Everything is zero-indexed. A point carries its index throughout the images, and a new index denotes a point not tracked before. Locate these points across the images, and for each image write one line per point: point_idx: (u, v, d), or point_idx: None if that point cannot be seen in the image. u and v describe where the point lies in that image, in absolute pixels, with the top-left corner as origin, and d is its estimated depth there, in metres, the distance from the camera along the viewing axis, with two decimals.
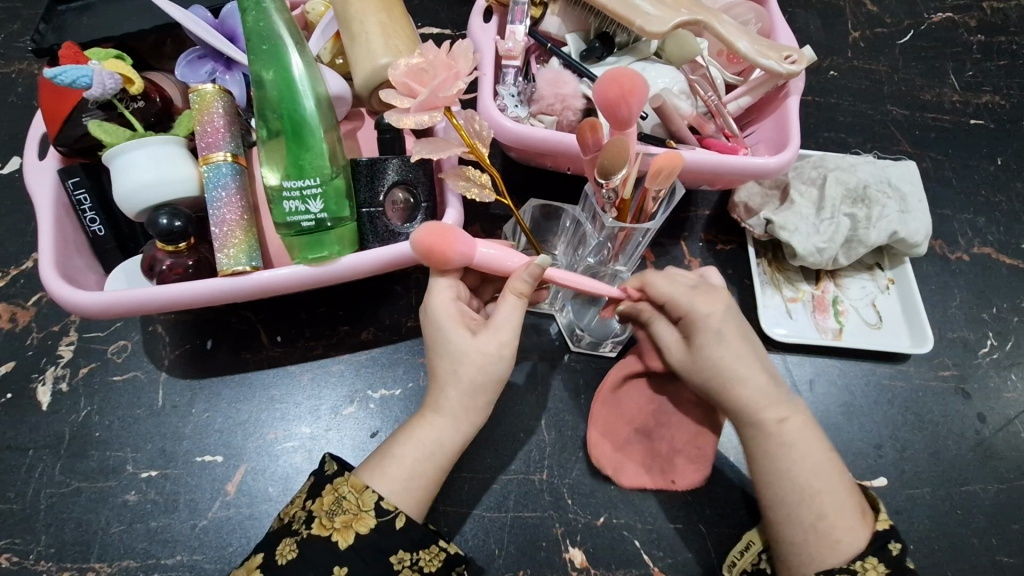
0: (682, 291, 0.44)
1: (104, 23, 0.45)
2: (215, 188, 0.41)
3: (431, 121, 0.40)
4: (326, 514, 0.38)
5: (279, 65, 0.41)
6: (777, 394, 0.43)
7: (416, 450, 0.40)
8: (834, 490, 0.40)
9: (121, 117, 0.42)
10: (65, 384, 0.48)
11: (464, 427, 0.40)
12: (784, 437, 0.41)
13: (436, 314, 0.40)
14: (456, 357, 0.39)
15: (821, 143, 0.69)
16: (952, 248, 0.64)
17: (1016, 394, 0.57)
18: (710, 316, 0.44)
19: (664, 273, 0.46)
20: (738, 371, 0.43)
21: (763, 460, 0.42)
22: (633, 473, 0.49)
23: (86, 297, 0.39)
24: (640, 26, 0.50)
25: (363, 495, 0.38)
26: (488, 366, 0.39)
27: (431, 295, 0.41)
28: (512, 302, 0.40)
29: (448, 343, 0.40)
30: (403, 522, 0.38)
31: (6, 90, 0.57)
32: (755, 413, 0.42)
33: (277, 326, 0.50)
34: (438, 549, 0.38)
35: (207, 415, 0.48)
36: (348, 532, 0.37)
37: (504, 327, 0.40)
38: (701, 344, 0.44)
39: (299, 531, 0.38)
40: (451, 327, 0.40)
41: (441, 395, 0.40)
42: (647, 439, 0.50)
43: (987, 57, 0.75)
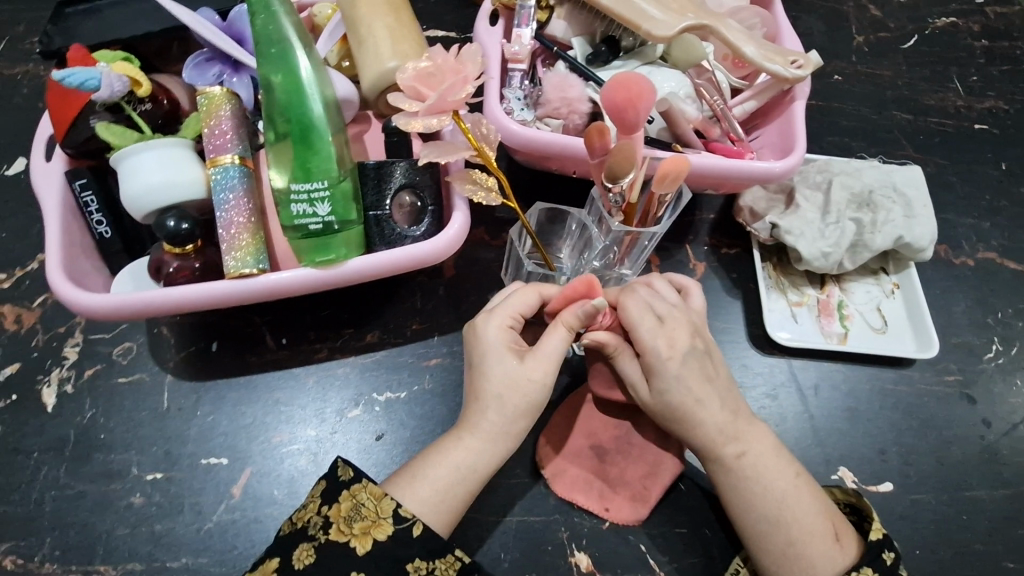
0: (647, 327, 0.43)
1: (112, 24, 0.45)
2: (222, 191, 0.41)
3: (439, 124, 0.39)
4: (344, 520, 0.38)
5: (288, 68, 0.41)
6: (736, 426, 0.43)
7: (450, 474, 0.40)
8: (806, 516, 0.41)
9: (129, 119, 0.42)
10: (70, 385, 0.48)
11: (496, 451, 0.41)
12: (742, 471, 0.42)
13: (485, 341, 0.41)
14: (504, 382, 0.40)
15: (825, 147, 0.69)
16: (956, 253, 0.64)
17: (1020, 400, 0.57)
18: (670, 359, 0.43)
19: (643, 296, 0.44)
20: (692, 412, 0.43)
21: (729, 491, 0.43)
22: (569, 486, 0.49)
23: (93, 300, 0.39)
24: (648, 31, 0.51)
25: (382, 502, 0.38)
26: (530, 393, 0.40)
27: (484, 321, 0.42)
28: (560, 334, 0.41)
29: (494, 369, 0.40)
30: (420, 531, 0.38)
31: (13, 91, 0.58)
32: (712, 449, 0.43)
33: (283, 328, 0.50)
34: (453, 558, 0.38)
35: (212, 417, 0.48)
36: (366, 538, 0.37)
37: (549, 356, 0.41)
38: (660, 385, 0.43)
39: (316, 537, 0.37)
40: (497, 353, 0.41)
41: (480, 415, 0.40)
42: (600, 462, 0.49)
43: (990, 63, 0.76)
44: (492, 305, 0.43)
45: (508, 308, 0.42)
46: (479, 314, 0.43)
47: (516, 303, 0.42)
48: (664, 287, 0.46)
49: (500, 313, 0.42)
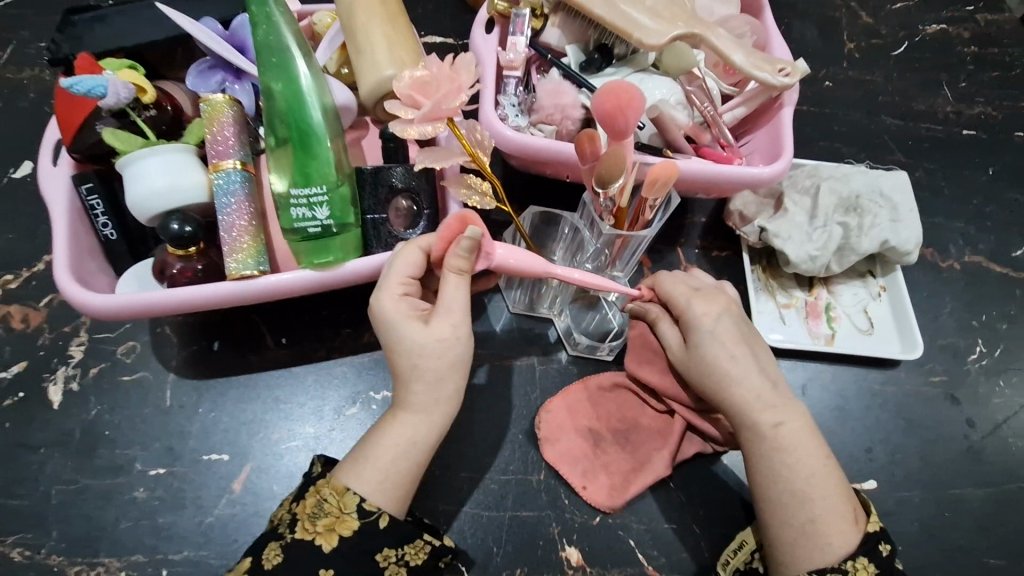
0: (682, 291, 0.47)
1: (116, 32, 0.46)
2: (225, 196, 0.42)
3: (434, 132, 0.40)
4: (309, 518, 0.39)
5: (288, 76, 0.42)
6: (769, 398, 0.44)
7: (393, 454, 0.40)
8: (827, 496, 0.42)
9: (134, 124, 0.43)
10: (76, 383, 0.49)
11: (435, 419, 0.41)
12: (778, 441, 0.43)
13: (385, 316, 0.40)
14: (414, 353, 0.40)
15: (816, 151, 0.71)
16: (944, 256, 0.65)
17: (1003, 401, 0.58)
18: (706, 315, 0.46)
19: (675, 275, 0.49)
20: (725, 372, 0.45)
21: (758, 462, 0.44)
22: (560, 452, 0.50)
23: (97, 300, 0.40)
24: (639, 39, 0.52)
25: (345, 498, 0.39)
26: (446, 353, 0.40)
27: (377, 298, 0.41)
28: (455, 283, 0.40)
29: (403, 340, 0.40)
30: (386, 523, 0.39)
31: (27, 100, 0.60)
32: (750, 416, 0.44)
33: (282, 327, 0.52)
34: (422, 542, 0.40)
35: (213, 414, 0.49)
36: (332, 536, 0.38)
37: (453, 309, 0.40)
38: (694, 338, 0.46)
39: (284, 535, 0.39)
40: (402, 323, 0.40)
41: (408, 391, 0.41)
42: (593, 445, 0.51)
43: (980, 69, 0.77)
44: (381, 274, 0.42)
45: (398, 273, 0.41)
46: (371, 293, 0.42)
47: (405, 265, 0.41)
48: (703, 275, 0.51)
49: (389, 285, 0.41)
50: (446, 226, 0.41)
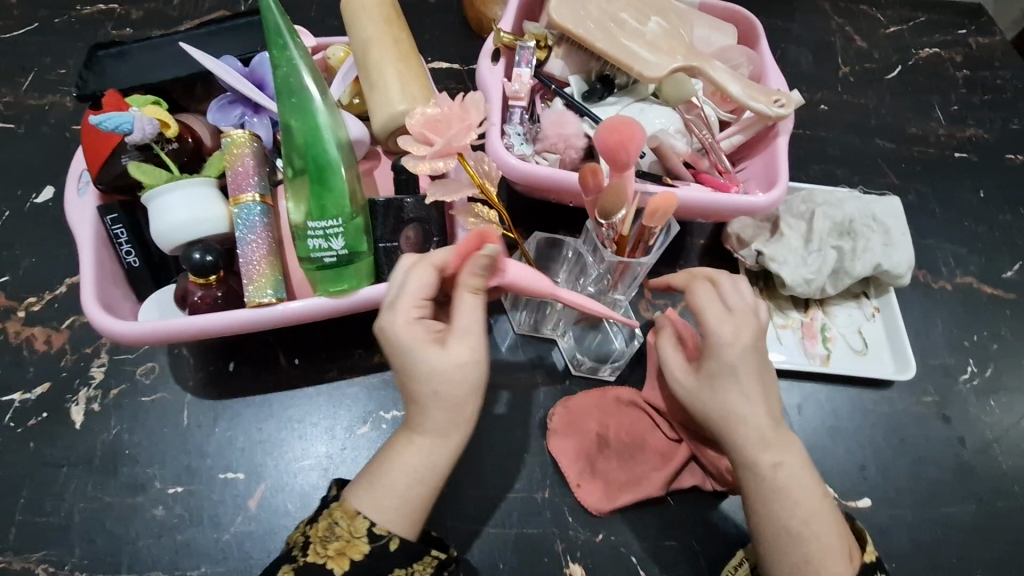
0: (715, 313, 0.47)
1: (141, 70, 0.49)
2: (244, 227, 0.44)
3: (445, 167, 0.42)
4: (320, 541, 0.41)
5: (306, 114, 0.44)
6: (772, 438, 0.45)
7: (410, 478, 0.41)
8: (823, 537, 0.42)
9: (157, 157, 0.45)
10: (98, 403, 0.51)
11: (449, 442, 0.42)
12: (776, 482, 0.44)
13: (400, 340, 0.41)
14: (432, 374, 0.41)
15: (812, 174, 0.73)
16: (936, 277, 0.67)
17: (993, 420, 0.60)
18: (732, 346, 0.46)
19: (710, 291, 0.48)
20: (734, 409, 0.46)
21: (757, 500, 0.45)
22: (566, 447, 0.53)
23: (122, 327, 0.42)
24: (639, 72, 0.54)
25: (355, 522, 0.41)
26: (465, 375, 0.41)
27: (392, 320, 0.41)
28: (471, 302, 0.42)
29: (420, 364, 0.41)
30: (396, 545, 0.41)
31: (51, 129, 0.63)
32: (751, 456, 0.45)
33: (296, 347, 0.54)
34: (431, 558, 0.42)
35: (229, 433, 0.51)
36: (343, 560, 0.40)
37: (470, 330, 0.42)
38: (708, 369, 0.47)
39: (296, 559, 0.40)
40: (419, 347, 0.41)
41: (423, 415, 0.42)
42: (596, 450, 0.53)
43: (972, 92, 0.79)
44: (395, 295, 0.42)
45: (413, 296, 0.42)
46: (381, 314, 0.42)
47: (421, 287, 0.42)
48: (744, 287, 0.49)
49: (402, 307, 0.42)
50: (463, 244, 0.42)
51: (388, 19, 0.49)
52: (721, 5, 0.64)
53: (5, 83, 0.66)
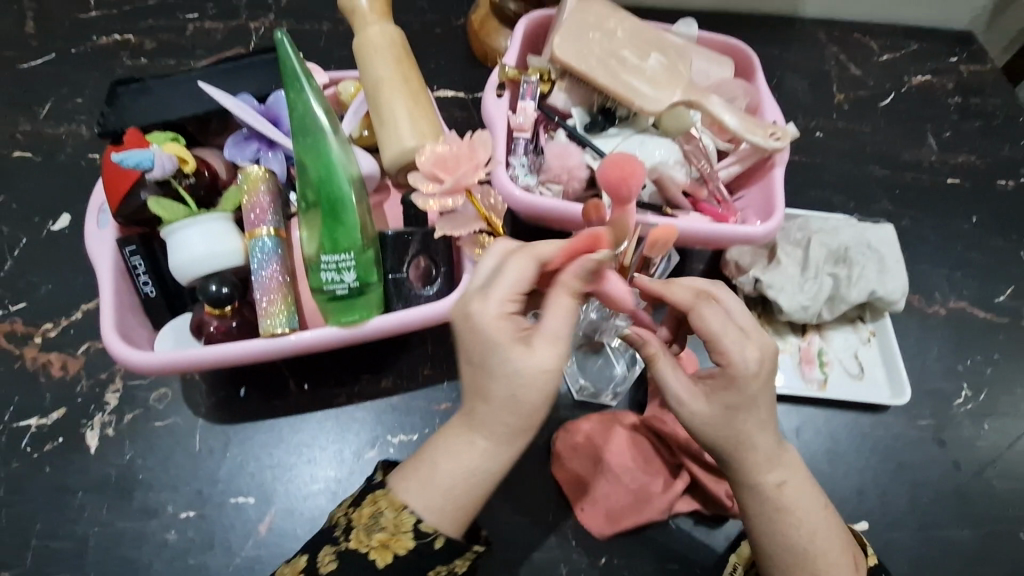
0: (730, 335, 0.42)
1: (158, 105, 0.50)
2: (260, 260, 0.46)
3: (454, 204, 0.44)
4: (365, 529, 0.41)
5: (321, 152, 0.46)
6: (777, 456, 0.44)
7: (460, 483, 0.40)
8: (828, 552, 0.43)
9: (175, 192, 0.47)
10: (112, 429, 0.52)
11: (507, 452, 0.41)
12: (782, 502, 0.44)
13: (485, 333, 0.39)
14: (512, 374, 0.39)
15: (808, 200, 0.75)
16: (930, 302, 0.68)
17: (988, 444, 0.61)
18: (753, 373, 0.42)
19: (720, 309, 0.44)
20: (747, 436, 0.43)
21: (763, 520, 0.44)
22: (570, 471, 0.54)
23: (140, 357, 0.43)
24: (640, 106, 0.57)
25: (401, 515, 0.40)
26: (545, 384, 0.39)
27: (480, 312, 0.40)
28: (567, 309, 0.39)
29: (502, 363, 0.39)
30: (440, 544, 0.41)
31: (71, 160, 0.65)
32: (755, 476, 0.44)
33: (305, 373, 0.55)
34: (472, 554, 0.42)
35: (240, 459, 0.52)
36: (386, 552, 0.40)
37: (559, 336, 0.39)
38: (725, 399, 0.42)
39: (339, 543, 0.41)
40: (505, 346, 0.39)
41: (485, 417, 0.40)
42: (600, 474, 0.54)
43: (964, 119, 0.81)
44: (489, 283, 0.41)
45: (506, 293, 0.40)
46: (471, 299, 0.40)
47: (517, 283, 0.40)
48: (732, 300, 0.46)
49: (494, 297, 0.40)
50: (575, 243, 0.40)
51: (399, 58, 0.51)
52: (718, 39, 0.66)
53: (23, 112, 0.68)
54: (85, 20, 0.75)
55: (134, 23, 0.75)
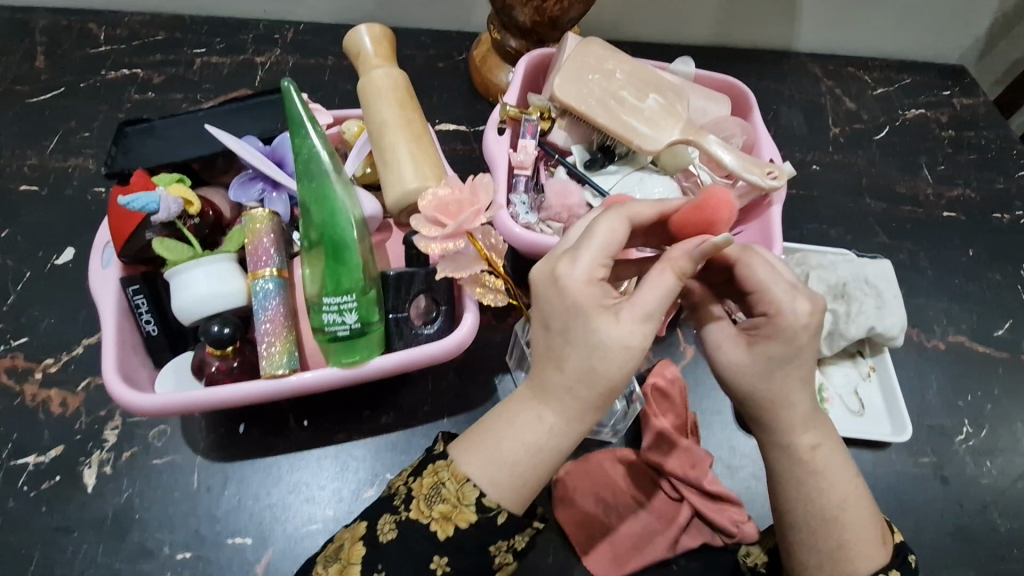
0: (779, 288, 0.42)
1: (166, 147, 0.51)
2: (262, 301, 0.46)
3: (455, 247, 0.45)
4: (425, 500, 0.40)
5: (325, 194, 0.46)
6: (812, 418, 0.44)
7: (526, 456, 0.39)
8: (856, 522, 0.43)
9: (179, 232, 0.47)
10: (110, 467, 0.52)
11: (577, 429, 0.40)
12: (813, 465, 0.43)
13: (574, 292, 0.39)
14: (598, 346, 0.38)
15: (805, 233, 0.75)
16: (928, 336, 0.69)
17: (991, 481, 0.61)
18: (802, 328, 0.41)
19: (769, 265, 0.43)
20: (782, 394, 0.42)
21: (792, 486, 0.43)
22: (571, 512, 0.54)
23: (141, 399, 0.43)
24: (639, 146, 0.57)
25: (464, 487, 0.39)
26: (627, 357, 0.38)
27: (570, 272, 0.39)
28: (664, 276, 0.39)
29: (589, 329, 0.38)
30: (504, 519, 0.40)
31: (77, 194, 0.66)
32: (789, 438, 0.43)
33: (305, 410, 0.55)
34: (531, 530, 0.41)
35: (238, 497, 0.52)
36: (447, 524, 0.39)
37: (648, 308, 0.39)
38: (768, 350, 0.42)
39: (399, 512, 0.40)
40: (594, 310, 0.39)
41: (559, 383, 0.39)
42: (601, 515, 0.54)
43: (958, 152, 0.83)
44: (579, 245, 0.41)
45: (595, 255, 0.40)
46: (560, 258, 0.40)
47: (610, 246, 0.40)
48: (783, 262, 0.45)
49: (585, 260, 0.40)
50: (693, 207, 0.43)
51: (402, 103, 0.52)
52: (714, 77, 0.67)
53: (30, 145, 0.69)
54: (94, 55, 0.76)
55: (143, 57, 0.76)
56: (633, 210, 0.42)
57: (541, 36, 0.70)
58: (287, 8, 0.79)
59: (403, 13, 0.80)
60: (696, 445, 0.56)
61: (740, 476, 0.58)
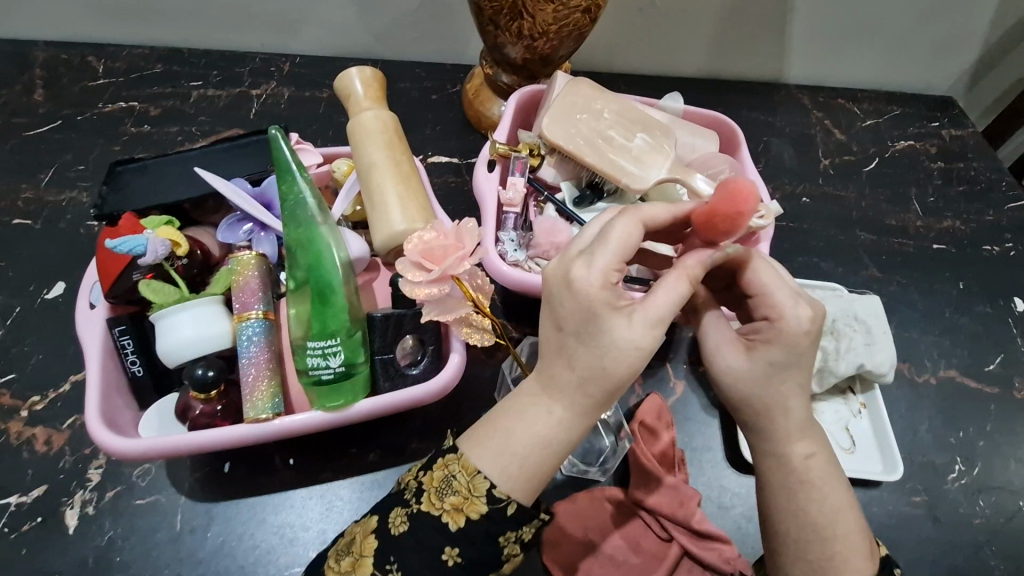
0: (784, 294, 0.42)
1: (157, 187, 0.52)
2: (247, 343, 0.47)
3: (439, 292, 0.45)
4: (436, 492, 0.39)
5: (312, 238, 0.47)
6: (806, 427, 0.43)
7: (538, 451, 0.39)
8: (847, 534, 0.42)
9: (167, 274, 0.48)
10: (92, 507, 0.52)
11: (587, 421, 0.39)
12: (806, 474, 0.42)
13: (589, 295, 0.38)
14: (612, 350, 0.37)
15: (796, 266, 0.75)
16: (919, 371, 0.68)
17: (984, 521, 0.60)
18: (803, 336, 0.41)
19: (773, 270, 0.44)
20: (781, 399, 0.42)
21: (782, 493, 0.43)
22: (561, 553, 0.53)
23: (124, 444, 0.43)
24: (626, 184, 0.58)
25: (474, 479, 0.38)
26: (634, 362, 0.38)
27: (587, 275, 0.38)
28: (671, 284, 0.39)
29: (599, 332, 0.37)
30: (513, 510, 0.38)
31: (71, 228, 0.66)
32: (785, 445, 0.42)
33: (291, 448, 0.55)
34: (539, 521, 0.39)
35: (222, 539, 0.51)
36: (458, 515, 0.38)
37: (657, 313, 0.38)
38: (768, 356, 0.41)
39: (410, 504, 0.40)
40: (607, 311, 0.38)
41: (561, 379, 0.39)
42: (591, 556, 0.53)
43: (947, 183, 0.83)
44: (597, 245, 0.39)
45: (612, 259, 0.39)
46: (575, 261, 0.39)
47: (630, 248, 0.39)
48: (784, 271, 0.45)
49: (601, 264, 0.38)
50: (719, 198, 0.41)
51: (390, 144, 0.53)
52: (703, 113, 0.68)
53: (26, 179, 0.70)
54: (92, 88, 0.77)
55: (140, 90, 0.77)
56: (646, 212, 0.41)
57: (532, 72, 0.71)
58: (284, 42, 0.81)
59: (398, 45, 0.82)
60: (683, 483, 0.55)
61: (731, 516, 0.57)
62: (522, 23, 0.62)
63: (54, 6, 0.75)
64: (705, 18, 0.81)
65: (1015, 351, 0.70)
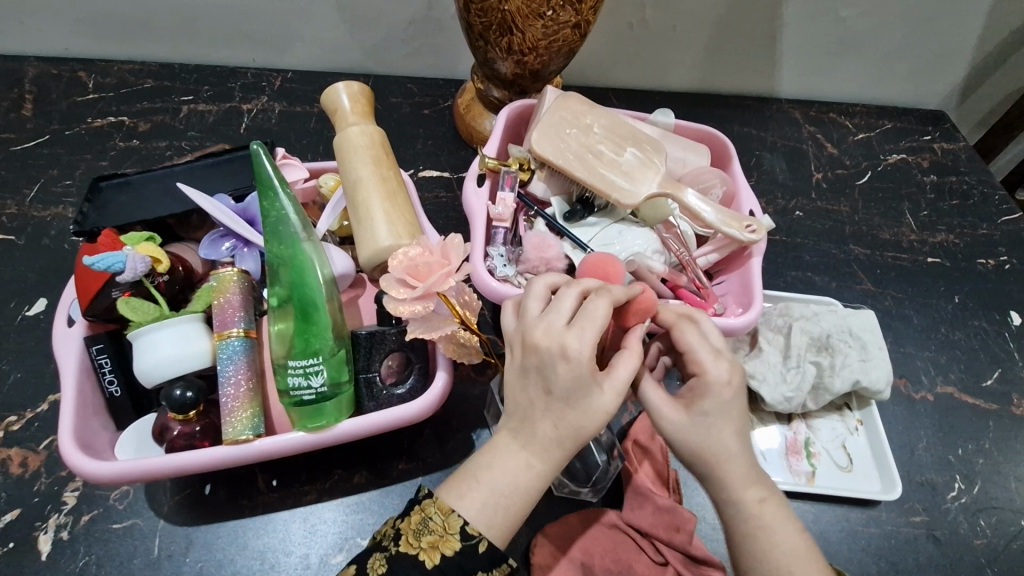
0: (706, 349, 0.43)
1: (138, 203, 0.51)
2: (226, 363, 0.46)
3: (425, 309, 0.44)
4: (413, 532, 0.38)
5: (300, 275, 0.45)
6: (755, 471, 0.42)
7: (524, 477, 0.39)
8: (808, 568, 0.40)
9: (147, 291, 0.47)
10: (67, 532, 0.50)
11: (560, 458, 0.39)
12: (761, 517, 0.41)
13: (579, 367, 0.38)
14: (594, 413, 0.38)
15: (790, 280, 0.75)
16: (916, 387, 0.68)
17: (985, 542, 0.59)
18: (727, 386, 0.42)
19: (697, 328, 0.44)
20: (725, 445, 0.41)
21: (741, 535, 0.41)
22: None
23: (97, 467, 0.41)
24: (617, 199, 0.57)
25: (450, 518, 0.38)
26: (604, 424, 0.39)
27: (577, 345, 0.38)
28: (630, 358, 0.40)
29: (585, 401, 0.38)
30: (484, 547, 0.38)
31: (56, 245, 0.65)
32: (735, 490, 0.41)
33: (274, 470, 0.53)
34: (507, 566, 0.38)
35: (200, 565, 0.50)
36: (435, 552, 0.37)
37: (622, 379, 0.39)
38: (702, 407, 0.41)
39: (388, 547, 0.38)
40: (591, 382, 0.38)
41: (534, 428, 0.39)
42: None
43: (940, 198, 0.83)
44: (576, 317, 0.39)
45: (596, 328, 0.38)
46: (567, 333, 0.38)
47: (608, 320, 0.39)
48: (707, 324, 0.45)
49: (591, 336, 0.38)
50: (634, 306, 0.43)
51: (377, 160, 0.52)
52: (693, 127, 0.67)
53: (12, 195, 0.69)
54: (81, 103, 0.77)
55: (129, 105, 0.77)
56: (617, 293, 0.41)
57: (523, 87, 0.71)
58: (275, 57, 0.81)
59: (389, 62, 0.82)
60: (677, 505, 0.54)
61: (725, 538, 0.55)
62: (512, 38, 0.62)
63: (43, 21, 0.75)
64: (696, 35, 0.81)
65: (1012, 368, 0.69)
